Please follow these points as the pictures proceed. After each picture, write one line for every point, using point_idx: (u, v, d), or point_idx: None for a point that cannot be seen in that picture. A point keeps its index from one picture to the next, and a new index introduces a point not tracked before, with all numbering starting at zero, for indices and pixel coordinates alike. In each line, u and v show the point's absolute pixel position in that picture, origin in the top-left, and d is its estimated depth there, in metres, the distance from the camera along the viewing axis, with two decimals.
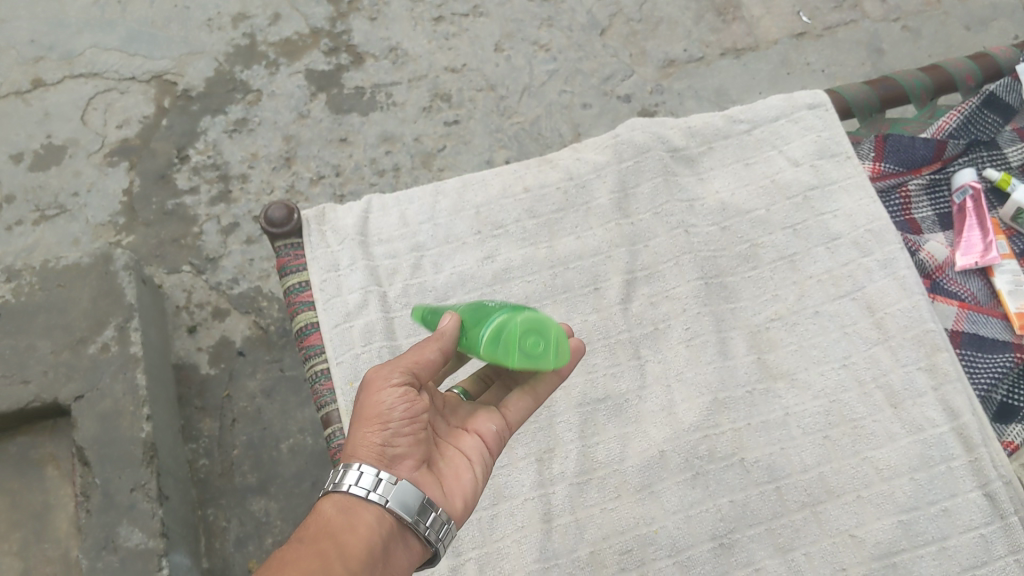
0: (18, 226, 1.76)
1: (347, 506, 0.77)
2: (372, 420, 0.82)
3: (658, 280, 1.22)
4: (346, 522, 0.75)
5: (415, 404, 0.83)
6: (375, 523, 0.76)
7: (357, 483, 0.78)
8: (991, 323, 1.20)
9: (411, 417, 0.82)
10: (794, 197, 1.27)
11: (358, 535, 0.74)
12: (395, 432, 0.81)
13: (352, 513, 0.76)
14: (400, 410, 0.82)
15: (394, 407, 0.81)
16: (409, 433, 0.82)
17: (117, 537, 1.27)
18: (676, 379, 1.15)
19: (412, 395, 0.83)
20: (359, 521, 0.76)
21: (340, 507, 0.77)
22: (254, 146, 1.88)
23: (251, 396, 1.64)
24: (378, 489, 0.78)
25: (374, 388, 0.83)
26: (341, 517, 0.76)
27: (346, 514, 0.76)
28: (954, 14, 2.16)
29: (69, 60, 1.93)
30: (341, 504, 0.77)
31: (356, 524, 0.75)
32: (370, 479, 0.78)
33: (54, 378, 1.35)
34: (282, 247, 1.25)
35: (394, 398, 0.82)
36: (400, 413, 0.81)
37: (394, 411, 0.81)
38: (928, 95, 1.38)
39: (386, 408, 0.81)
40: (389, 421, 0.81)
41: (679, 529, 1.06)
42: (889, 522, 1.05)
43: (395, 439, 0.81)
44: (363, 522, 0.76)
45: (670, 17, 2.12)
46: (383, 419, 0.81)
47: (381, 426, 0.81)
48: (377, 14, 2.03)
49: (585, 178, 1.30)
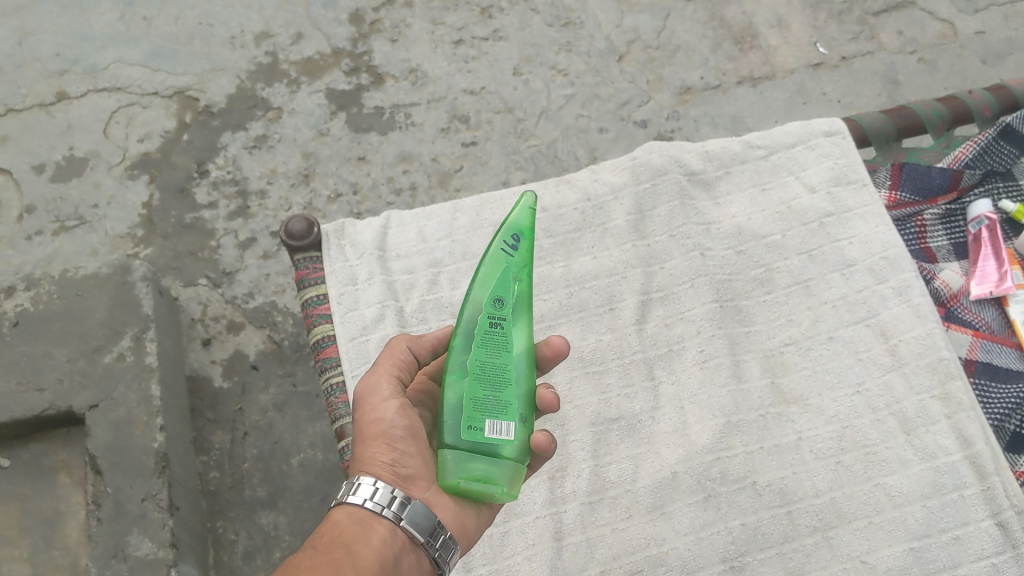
0: (37, 235, 1.79)
1: (360, 519, 0.82)
2: (376, 439, 0.86)
3: (674, 302, 1.23)
4: (359, 534, 0.80)
5: (414, 419, 0.88)
6: (386, 537, 0.81)
7: (372, 498, 0.83)
8: (1005, 353, 1.21)
9: (413, 435, 0.87)
10: (809, 223, 1.28)
11: (371, 547, 0.80)
12: (401, 451, 0.86)
13: (366, 526, 0.81)
14: (401, 426, 0.87)
15: (395, 424, 0.87)
16: (415, 450, 0.87)
17: (127, 546, 1.27)
18: (690, 401, 1.15)
19: (409, 411, 0.88)
20: (372, 534, 0.81)
21: (353, 519, 0.82)
22: (273, 162, 1.91)
23: (262, 410, 1.65)
24: (392, 506, 0.82)
25: (371, 406, 0.88)
26: (354, 528, 0.81)
27: (360, 526, 0.81)
28: (969, 48, 2.18)
29: (94, 74, 1.97)
30: (355, 516, 0.82)
31: (369, 537, 0.80)
32: (384, 495, 0.83)
33: (69, 385, 1.36)
34: (300, 260, 1.27)
35: (393, 414, 0.87)
36: (402, 430, 0.87)
37: (396, 428, 0.87)
38: (944, 125, 1.40)
39: (387, 426, 0.86)
40: (394, 438, 0.86)
41: (690, 550, 1.05)
42: (901, 549, 1.04)
43: (402, 456, 0.86)
44: (375, 535, 0.81)
45: (687, 45, 2.15)
46: (389, 438, 0.86)
47: (388, 445, 0.86)
48: (398, 36, 2.08)
49: (602, 200, 1.32)
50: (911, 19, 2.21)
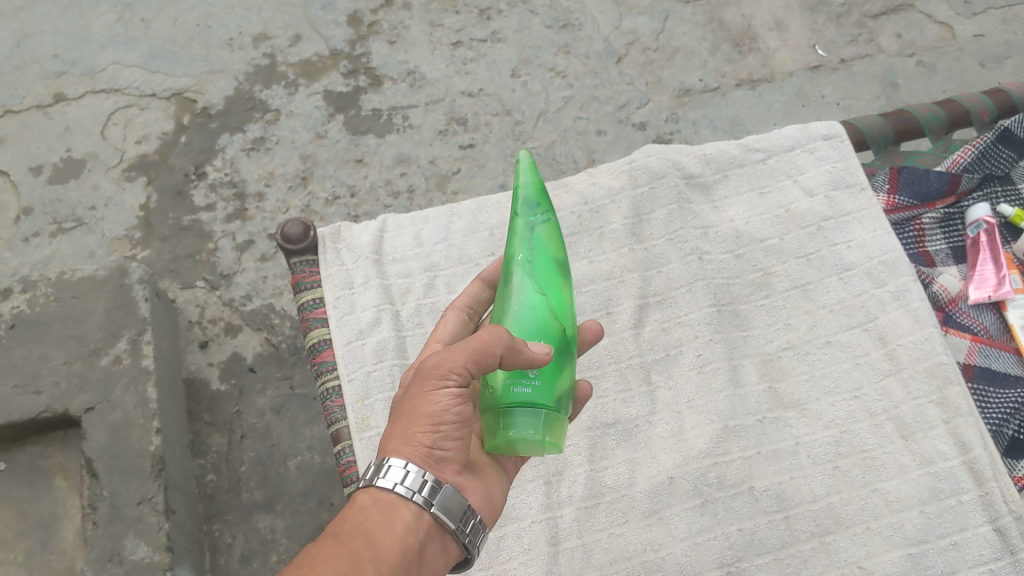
0: (35, 237, 1.79)
1: (385, 504, 0.77)
2: (420, 419, 0.79)
3: (671, 306, 1.22)
4: (382, 521, 0.76)
5: (467, 406, 0.80)
6: (413, 524, 0.77)
7: (402, 483, 0.78)
8: (1004, 358, 1.21)
9: (462, 421, 0.80)
10: (808, 227, 1.28)
11: (395, 536, 0.76)
12: (444, 434, 0.80)
13: (392, 512, 0.77)
14: (452, 412, 0.79)
15: (446, 409, 0.79)
16: (457, 435, 0.80)
17: (123, 549, 1.27)
18: (686, 406, 1.15)
19: (465, 397, 0.80)
20: (398, 521, 0.77)
21: (379, 505, 0.77)
22: (271, 165, 1.91)
23: (260, 413, 1.65)
24: (422, 491, 0.78)
25: (428, 383, 0.79)
26: (379, 516, 0.77)
27: (385, 512, 0.77)
28: (969, 51, 2.17)
29: (92, 76, 1.97)
30: (382, 502, 0.78)
31: (394, 524, 0.76)
32: (415, 480, 0.78)
33: (66, 389, 1.36)
34: (297, 264, 1.26)
35: (447, 400, 0.79)
36: (452, 416, 0.79)
37: (446, 413, 0.79)
38: (942, 128, 1.39)
39: (437, 411, 0.79)
40: (440, 423, 0.79)
41: (687, 556, 1.05)
42: (898, 554, 1.04)
43: (443, 440, 0.80)
44: (402, 522, 0.77)
45: (686, 47, 2.15)
46: (434, 421, 0.79)
47: (432, 426, 0.79)
48: (396, 38, 2.08)
49: (599, 204, 1.32)
50: (910, 22, 2.21)
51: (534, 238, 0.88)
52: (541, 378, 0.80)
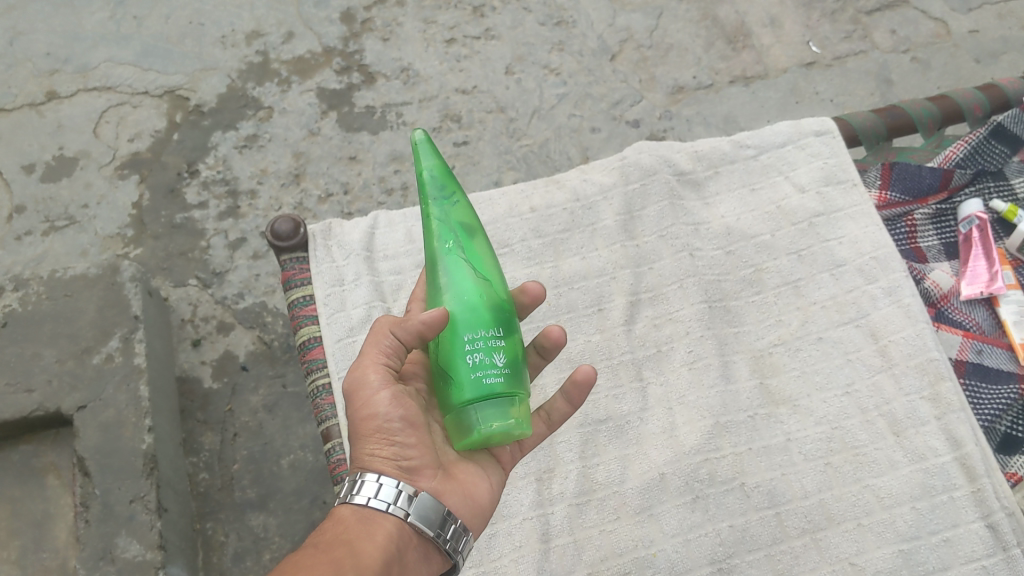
0: (27, 236, 1.78)
1: (365, 516, 0.78)
2: (373, 436, 0.82)
3: (662, 302, 1.22)
4: (363, 531, 0.77)
5: (409, 407, 0.83)
6: (393, 533, 0.78)
7: (378, 496, 0.79)
8: (996, 354, 1.21)
9: (410, 422, 0.82)
10: (799, 224, 1.28)
11: (376, 543, 0.76)
12: (400, 443, 0.81)
13: (371, 523, 0.78)
14: (397, 418, 0.82)
15: (390, 417, 0.81)
16: (414, 440, 0.82)
17: (116, 548, 1.26)
18: (678, 402, 1.15)
19: (404, 400, 0.82)
20: (378, 531, 0.77)
21: (359, 516, 0.78)
22: (264, 162, 1.90)
23: (253, 411, 1.64)
24: (399, 502, 0.79)
25: (360, 400, 0.82)
26: (359, 526, 0.77)
27: (364, 523, 0.78)
28: (964, 47, 2.16)
29: (84, 74, 1.96)
30: (359, 514, 0.78)
31: (375, 533, 0.77)
32: (390, 492, 0.79)
33: (58, 387, 1.35)
34: (287, 261, 1.26)
35: (386, 407, 0.81)
36: (399, 421, 0.82)
37: (392, 421, 0.81)
38: (936, 124, 1.39)
39: (382, 422, 0.81)
40: (391, 433, 0.81)
41: (678, 552, 1.05)
42: (890, 551, 1.04)
43: (403, 449, 0.82)
44: (382, 531, 0.77)
45: (681, 44, 2.14)
46: (386, 433, 0.81)
47: (386, 440, 0.81)
48: (390, 35, 2.07)
49: (591, 200, 1.31)
50: (905, 18, 2.21)
51: (453, 223, 0.85)
52: (507, 366, 0.77)
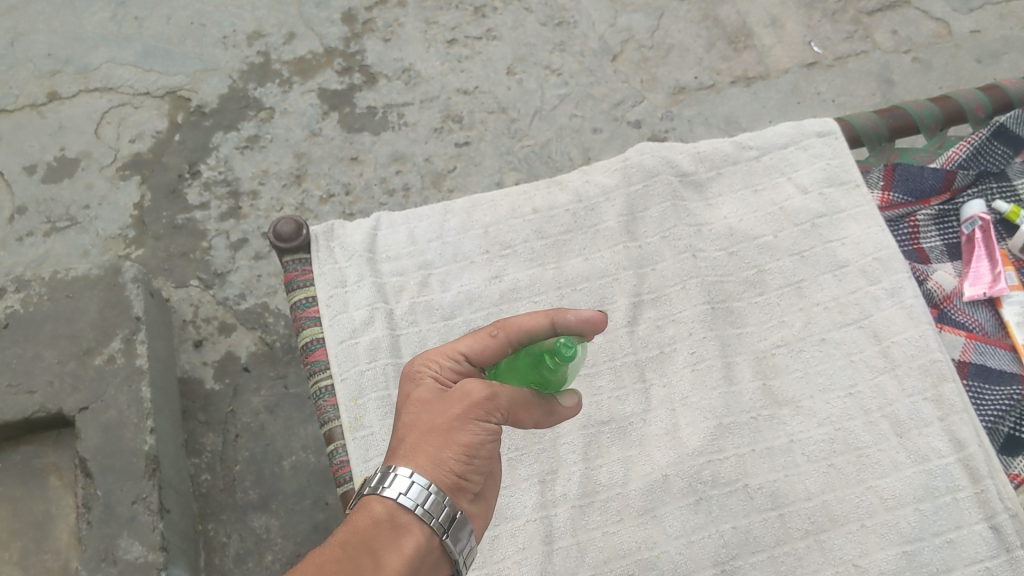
0: (28, 236, 1.78)
1: (401, 523, 0.77)
2: (454, 447, 0.79)
3: (664, 303, 1.22)
4: (394, 541, 0.76)
5: (498, 441, 0.82)
6: (421, 547, 0.77)
7: (421, 504, 0.77)
8: (999, 355, 1.20)
9: (489, 453, 0.82)
10: (802, 224, 1.28)
11: (402, 558, 0.76)
12: (474, 465, 0.81)
13: (402, 531, 0.77)
14: (487, 447, 0.81)
15: (483, 442, 0.80)
16: (483, 467, 0.82)
17: (117, 549, 1.26)
18: (681, 403, 1.15)
19: (500, 432, 0.82)
20: (408, 543, 0.77)
21: (392, 521, 0.77)
22: (265, 163, 1.90)
23: (254, 412, 1.64)
24: (439, 518, 0.78)
25: (473, 412, 0.79)
26: (390, 533, 0.77)
27: (397, 531, 0.77)
28: (964, 47, 2.16)
29: (85, 74, 1.96)
30: (395, 518, 0.77)
31: (404, 545, 0.76)
32: (435, 504, 0.78)
33: (59, 388, 1.35)
34: (289, 262, 1.26)
35: (486, 433, 0.80)
36: (484, 450, 0.81)
37: (481, 446, 0.80)
38: (937, 125, 1.39)
39: (475, 442, 0.80)
40: (473, 454, 0.80)
41: (681, 554, 1.05)
42: (893, 552, 1.04)
43: (471, 470, 0.81)
44: (412, 544, 0.77)
45: (681, 44, 2.14)
46: (468, 451, 0.80)
47: (465, 456, 0.80)
48: (391, 36, 2.07)
49: (593, 201, 1.31)
50: (905, 19, 2.21)
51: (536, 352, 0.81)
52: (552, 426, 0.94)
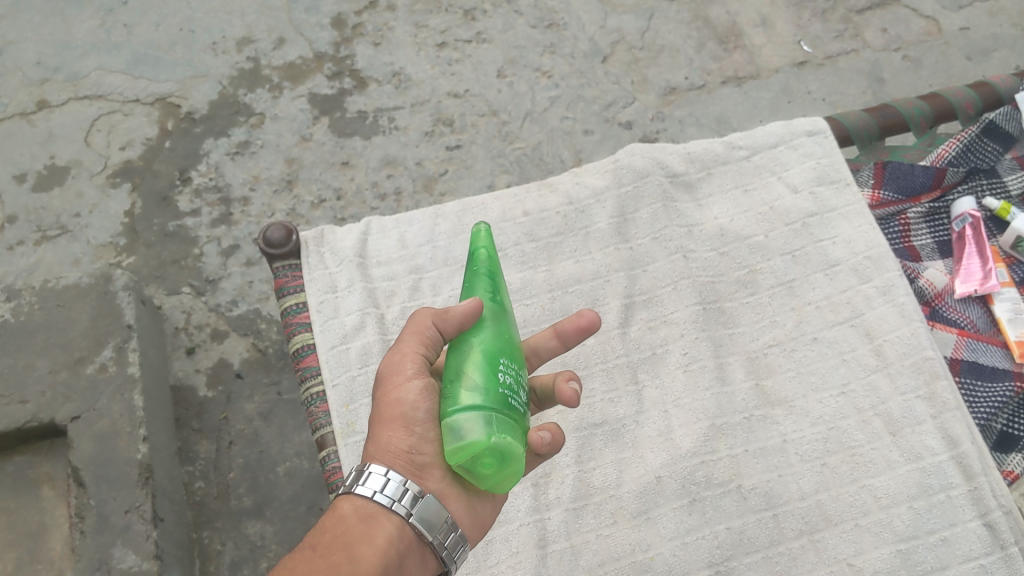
0: (19, 245, 1.77)
1: (367, 514, 0.78)
2: (395, 422, 0.80)
3: (657, 305, 1.22)
4: (365, 532, 0.76)
5: (436, 402, 0.82)
6: (395, 535, 0.77)
7: (383, 491, 0.78)
8: (991, 352, 1.20)
9: (435, 418, 0.81)
10: (793, 224, 1.28)
11: (376, 548, 0.75)
12: (419, 435, 0.80)
13: (373, 522, 0.77)
14: (422, 410, 0.81)
15: (417, 406, 0.80)
16: (433, 436, 0.80)
17: (111, 559, 1.25)
18: (674, 405, 1.14)
19: (433, 393, 0.82)
20: (379, 532, 0.77)
21: (361, 515, 0.78)
22: (256, 169, 1.89)
23: (248, 419, 1.63)
24: (403, 501, 0.78)
25: (390, 384, 0.83)
26: (361, 526, 0.77)
27: (366, 523, 0.77)
28: (954, 45, 2.17)
29: (75, 82, 1.96)
30: (362, 511, 0.78)
31: (376, 535, 0.76)
32: (396, 488, 0.78)
33: (51, 398, 1.34)
34: (280, 268, 1.25)
35: (415, 396, 0.81)
36: (423, 413, 0.80)
37: (418, 411, 0.80)
38: (928, 122, 1.39)
39: (407, 409, 0.80)
40: (414, 423, 0.80)
41: (676, 556, 1.04)
42: (888, 551, 1.03)
43: (420, 442, 0.80)
44: (383, 533, 0.77)
45: (672, 45, 2.14)
46: (408, 421, 0.80)
47: (406, 428, 0.80)
48: (381, 40, 2.07)
49: (585, 204, 1.31)
50: (895, 17, 2.21)
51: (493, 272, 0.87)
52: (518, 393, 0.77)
